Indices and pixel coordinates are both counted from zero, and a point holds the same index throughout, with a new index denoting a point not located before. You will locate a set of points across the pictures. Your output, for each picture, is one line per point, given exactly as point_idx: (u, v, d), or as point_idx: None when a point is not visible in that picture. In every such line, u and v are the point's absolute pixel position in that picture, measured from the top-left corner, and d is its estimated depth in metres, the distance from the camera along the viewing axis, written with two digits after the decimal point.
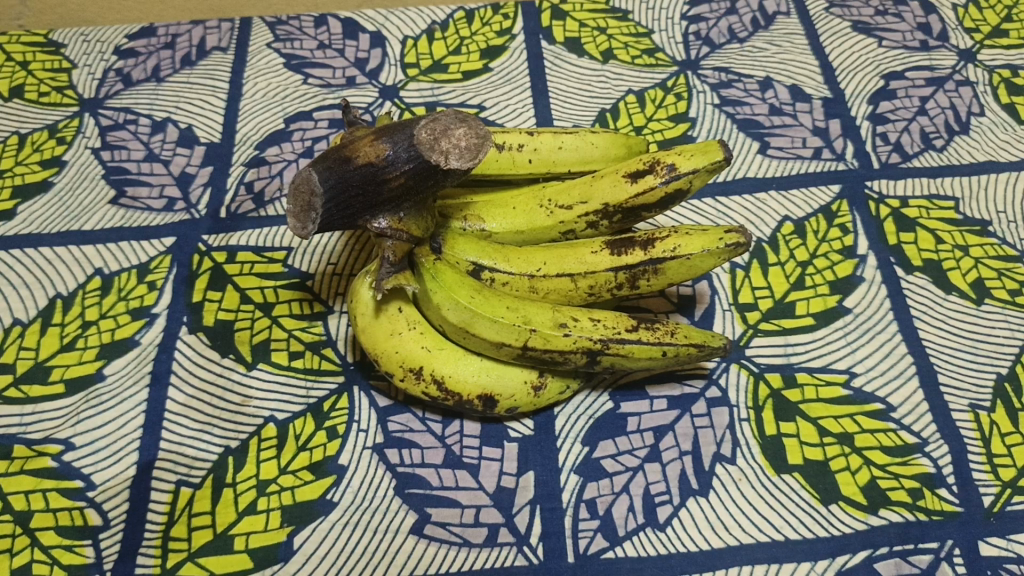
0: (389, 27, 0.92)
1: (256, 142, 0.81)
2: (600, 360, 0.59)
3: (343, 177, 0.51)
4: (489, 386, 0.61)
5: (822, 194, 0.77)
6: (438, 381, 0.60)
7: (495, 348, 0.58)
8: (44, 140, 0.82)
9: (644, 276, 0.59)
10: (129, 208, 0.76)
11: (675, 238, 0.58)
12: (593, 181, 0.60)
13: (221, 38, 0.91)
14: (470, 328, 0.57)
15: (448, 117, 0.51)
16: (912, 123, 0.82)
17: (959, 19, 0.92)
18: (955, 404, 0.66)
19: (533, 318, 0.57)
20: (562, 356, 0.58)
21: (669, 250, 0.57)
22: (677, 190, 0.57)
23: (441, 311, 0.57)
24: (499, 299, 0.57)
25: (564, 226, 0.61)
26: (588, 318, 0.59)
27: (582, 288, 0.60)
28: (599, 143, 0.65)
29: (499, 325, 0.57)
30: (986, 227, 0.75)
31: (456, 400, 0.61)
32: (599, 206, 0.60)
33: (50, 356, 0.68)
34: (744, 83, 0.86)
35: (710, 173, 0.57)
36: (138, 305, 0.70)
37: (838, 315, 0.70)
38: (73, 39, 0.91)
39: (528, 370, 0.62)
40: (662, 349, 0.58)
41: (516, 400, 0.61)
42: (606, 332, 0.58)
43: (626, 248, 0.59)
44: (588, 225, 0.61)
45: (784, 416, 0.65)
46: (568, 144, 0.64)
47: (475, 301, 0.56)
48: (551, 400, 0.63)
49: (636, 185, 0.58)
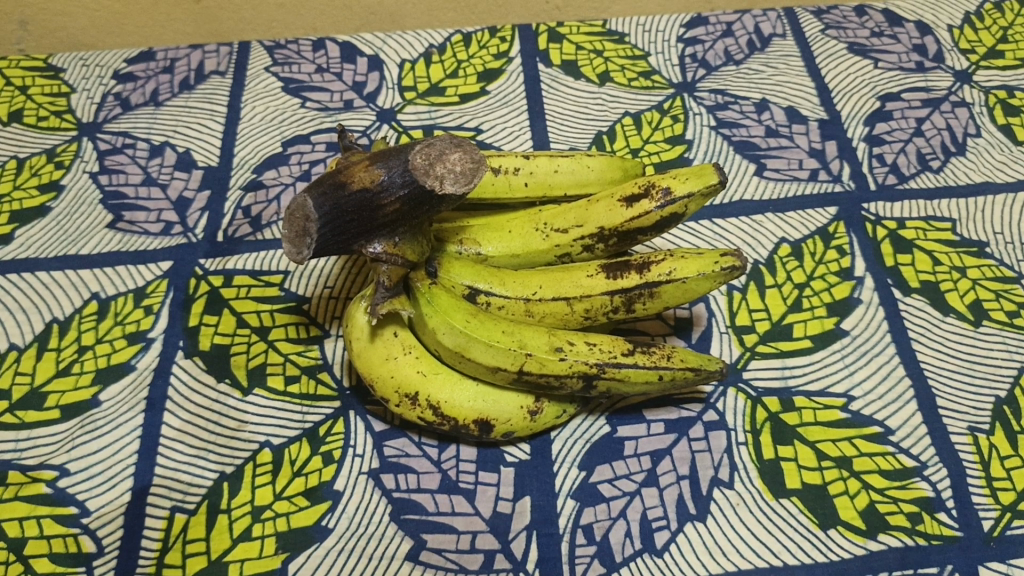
0: (387, 50, 0.92)
1: (254, 165, 0.81)
2: (596, 385, 0.59)
3: (339, 202, 0.51)
4: (484, 411, 0.60)
5: (819, 216, 0.77)
6: (434, 406, 0.60)
7: (491, 372, 0.58)
8: (43, 164, 0.82)
9: (641, 299, 0.59)
10: (127, 232, 0.76)
11: (671, 261, 0.58)
12: (589, 205, 0.60)
13: (220, 62, 0.91)
14: (465, 352, 0.57)
15: (443, 142, 0.52)
16: (909, 145, 0.82)
17: (955, 41, 0.92)
18: (954, 427, 0.65)
19: (528, 342, 0.57)
20: (559, 380, 0.58)
21: (665, 273, 0.57)
22: (672, 213, 0.57)
23: (436, 335, 0.57)
24: (495, 323, 0.57)
25: (560, 249, 0.61)
26: (584, 341, 0.58)
27: (578, 312, 0.60)
28: (595, 166, 0.65)
29: (495, 349, 0.57)
30: (983, 248, 0.75)
31: (452, 424, 0.60)
32: (594, 229, 0.60)
33: (46, 382, 0.67)
34: (740, 105, 0.86)
35: (705, 196, 0.57)
36: (135, 329, 0.70)
37: (836, 338, 0.70)
38: (73, 64, 0.91)
39: (524, 394, 0.61)
40: (658, 373, 0.58)
41: (512, 425, 0.61)
42: (602, 357, 0.58)
43: (622, 271, 0.59)
44: (584, 248, 0.61)
45: (782, 440, 0.65)
46: (564, 167, 0.64)
47: (470, 326, 0.56)
48: (548, 425, 0.63)
49: (631, 209, 0.58)
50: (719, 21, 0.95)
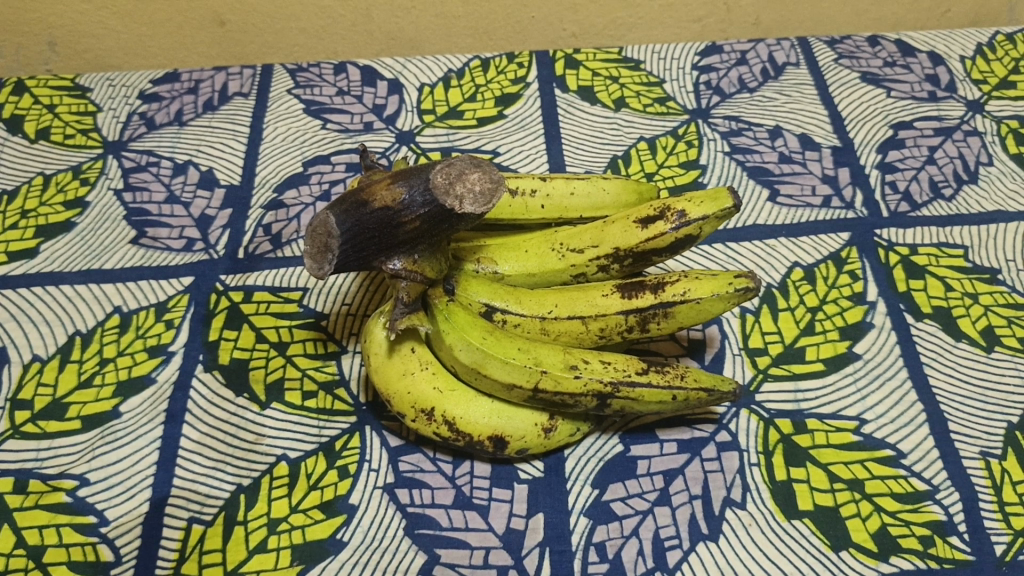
0: (407, 74, 0.94)
1: (275, 185, 0.83)
2: (610, 403, 0.59)
3: (360, 220, 0.52)
4: (499, 428, 0.61)
5: (832, 241, 0.78)
6: (450, 422, 0.60)
7: (507, 389, 0.59)
8: (68, 181, 0.84)
9: (655, 319, 0.60)
10: (150, 248, 0.78)
11: (685, 282, 0.59)
12: (604, 226, 0.61)
13: (243, 84, 0.93)
14: (482, 369, 0.58)
15: (463, 162, 0.53)
16: (921, 172, 0.83)
17: (967, 71, 0.93)
18: (966, 451, 0.65)
19: (544, 360, 0.58)
20: (573, 398, 0.58)
21: (679, 294, 0.58)
22: (686, 235, 0.58)
23: (453, 351, 0.58)
24: (512, 341, 0.58)
25: (575, 269, 0.62)
26: (599, 360, 0.59)
27: (593, 331, 0.61)
28: (611, 189, 0.66)
29: (511, 366, 0.57)
30: (995, 275, 0.75)
31: (466, 440, 0.61)
32: (610, 249, 0.61)
33: (67, 393, 0.69)
34: (754, 132, 0.88)
35: (720, 219, 0.58)
36: (156, 342, 0.71)
37: (848, 361, 0.70)
38: (99, 84, 0.94)
39: (538, 412, 0.62)
40: (672, 392, 0.59)
41: (527, 441, 0.62)
42: (616, 375, 0.58)
43: (637, 291, 0.60)
44: (599, 268, 0.62)
45: (794, 461, 0.65)
46: (580, 189, 0.65)
47: (487, 343, 0.57)
48: (561, 443, 0.64)
49: (647, 230, 0.59)
50: (733, 49, 0.97)
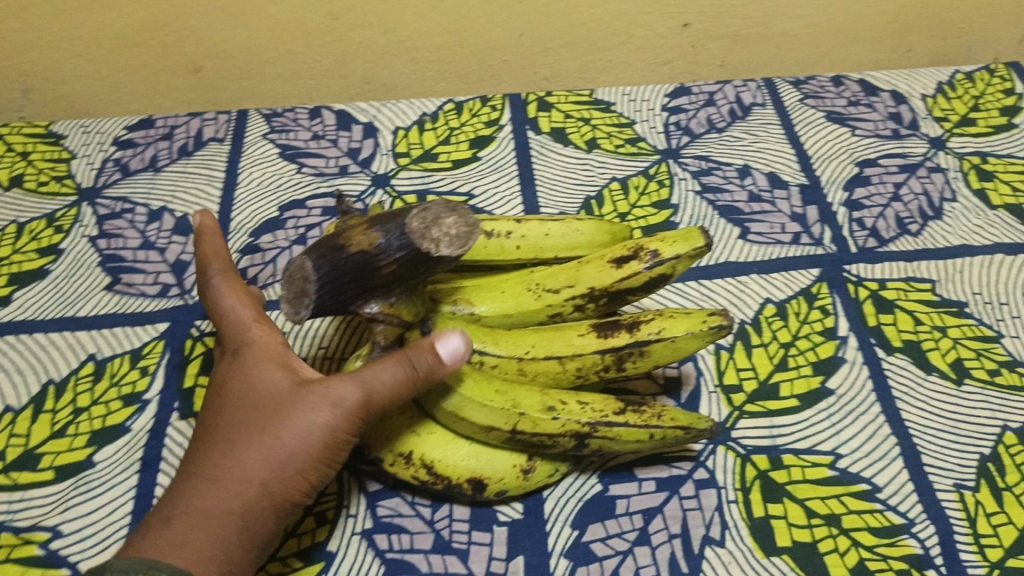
0: (382, 118, 0.95)
1: (251, 229, 0.83)
2: (589, 443, 0.59)
3: (336, 264, 0.53)
4: (476, 470, 0.61)
5: (802, 277, 0.79)
6: (428, 465, 0.60)
7: (484, 432, 0.59)
8: (42, 228, 0.83)
9: (631, 357, 0.60)
10: (125, 294, 0.77)
11: (660, 321, 0.60)
12: (579, 266, 0.62)
13: (218, 129, 0.94)
14: (459, 412, 0.58)
15: (438, 206, 0.53)
16: (887, 209, 0.85)
17: (928, 109, 0.96)
18: (940, 484, 0.66)
19: (522, 402, 0.58)
20: (551, 439, 0.59)
21: (654, 332, 0.59)
22: (660, 274, 0.59)
23: (428, 395, 0.58)
24: (489, 383, 0.59)
25: (552, 309, 0.62)
26: (576, 401, 0.59)
27: (571, 370, 0.61)
28: (585, 230, 0.67)
29: (489, 409, 0.58)
30: (963, 308, 0.77)
31: (445, 484, 0.61)
32: (585, 289, 0.61)
33: (40, 443, 0.68)
34: (723, 171, 0.89)
35: (692, 258, 0.59)
36: (130, 391, 0.71)
37: (822, 397, 0.71)
38: (74, 131, 0.94)
39: (516, 454, 0.62)
40: (649, 431, 0.59)
41: (506, 483, 0.62)
42: (594, 415, 0.59)
43: (613, 330, 0.61)
44: (575, 308, 0.62)
45: (772, 497, 0.65)
46: (555, 230, 0.67)
47: (462, 386, 0.58)
48: (541, 484, 0.64)
49: (621, 270, 0.60)
50: (701, 91, 0.99)
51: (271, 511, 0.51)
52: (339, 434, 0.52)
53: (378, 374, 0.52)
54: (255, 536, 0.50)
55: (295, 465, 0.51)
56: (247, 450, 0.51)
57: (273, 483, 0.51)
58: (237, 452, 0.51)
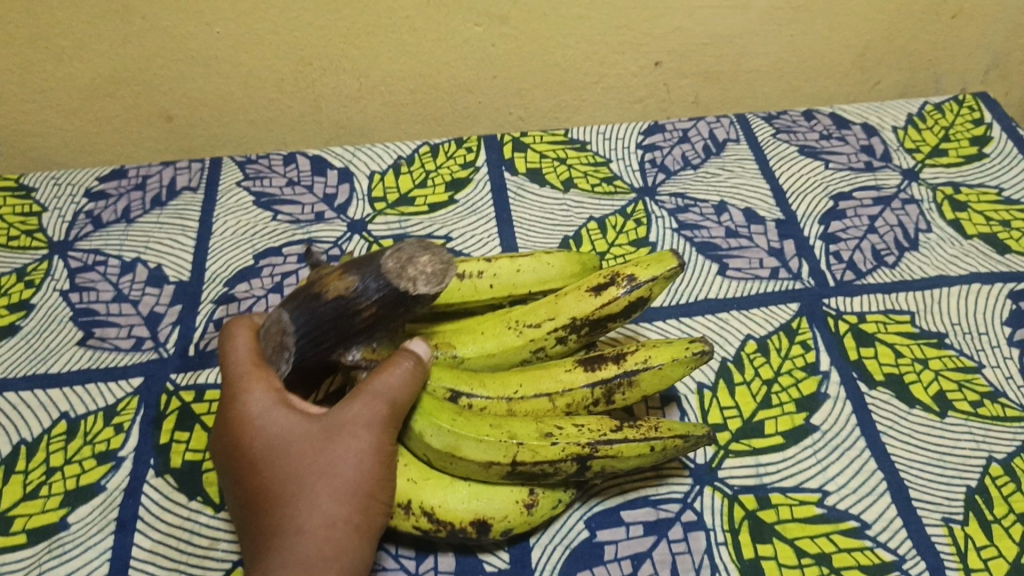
0: (356, 162, 0.95)
1: (226, 278, 0.82)
2: (591, 466, 0.58)
3: (313, 311, 0.54)
4: (479, 511, 0.59)
5: (782, 312, 0.79)
6: (429, 512, 0.59)
7: (484, 468, 0.57)
8: (13, 283, 0.82)
9: (620, 389, 0.60)
10: (97, 349, 0.76)
11: (645, 350, 0.60)
12: (557, 299, 0.62)
13: (191, 178, 0.93)
14: (456, 451, 0.56)
15: (412, 248, 0.54)
16: (864, 242, 0.85)
17: (900, 141, 0.97)
18: (928, 519, 0.66)
19: (517, 432, 0.57)
20: (553, 466, 0.57)
21: (641, 361, 0.60)
22: (638, 298, 0.59)
23: (422, 437, 0.56)
24: (482, 419, 0.57)
25: (534, 344, 0.61)
26: (572, 425, 0.58)
27: (561, 408, 0.61)
28: (555, 263, 0.66)
29: (485, 443, 0.56)
30: (943, 339, 0.77)
31: (449, 530, 0.59)
32: (566, 320, 0.60)
33: (12, 506, 0.66)
34: (699, 208, 0.89)
35: (668, 280, 0.59)
36: (104, 448, 0.69)
37: (806, 433, 0.70)
38: (45, 184, 0.93)
39: (518, 489, 0.61)
40: (650, 444, 0.58)
41: (511, 521, 0.60)
42: (592, 436, 0.57)
43: (599, 363, 0.61)
44: (557, 340, 0.61)
45: (761, 538, 0.64)
46: (526, 266, 0.66)
47: (457, 424, 0.56)
48: (546, 517, 0.62)
49: (600, 297, 0.59)
50: (675, 128, 0.99)
51: (359, 541, 0.52)
52: (388, 449, 0.54)
53: (390, 382, 0.53)
54: (357, 566, 0.52)
55: (364, 491, 0.53)
56: (313, 492, 0.52)
57: (354, 515, 0.52)
58: (302, 499, 0.52)
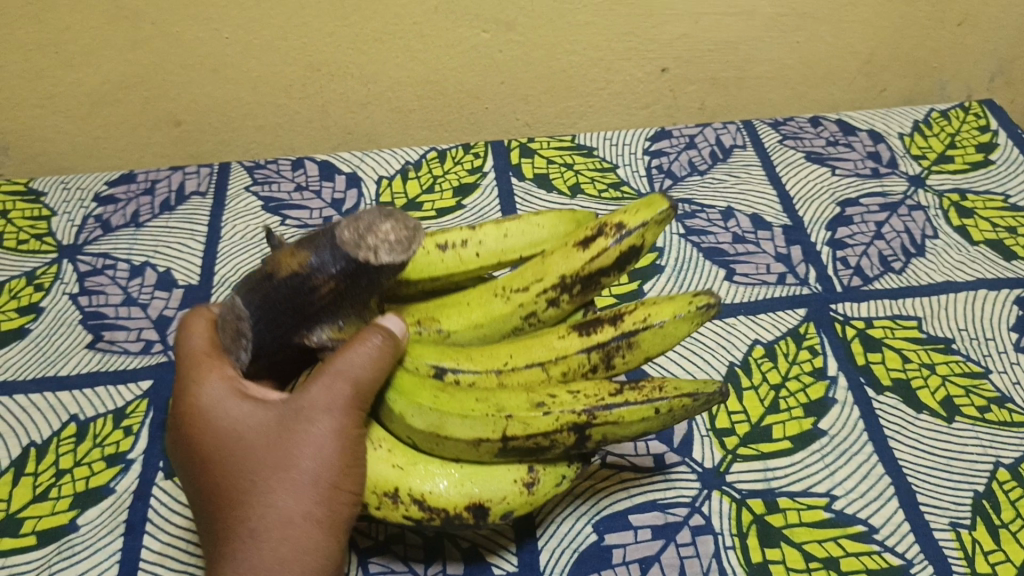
0: (364, 168, 0.95)
1: (234, 282, 0.83)
2: (590, 436, 0.53)
3: (267, 290, 0.52)
4: (474, 494, 0.55)
5: (789, 318, 0.79)
6: (419, 499, 0.54)
7: (473, 448, 0.53)
8: (22, 286, 0.82)
9: (619, 352, 0.55)
10: (107, 352, 0.76)
11: (644, 308, 0.55)
12: (544, 259, 0.57)
13: (200, 183, 0.94)
14: (440, 432, 0.53)
15: (373, 215, 0.51)
16: (871, 247, 0.85)
17: (906, 147, 0.97)
18: (936, 523, 0.66)
19: (506, 405, 0.53)
20: (548, 439, 0.53)
21: (640, 320, 0.54)
22: (631, 247, 0.54)
23: (404, 419, 0.53)
24: (467, 395, 0.54)
25: (523, 310, 0.57)
26: (566, 392, 0.54)
27: (556, 377, 0.56)
28: (545, 223, 0.61)
29: (471, 420, 0.52)
30: (950, 344, 0.77)
31: (443, 518, 0.54)
32: (555, 281, 0.56)
33: (21, 508, 0.66)
34: (706, 214, 0.90)
35: (660, 224, 0.55)
36: (114, 451, 0.69)
37: (814, 438, 0.71)
38: (54, 188, 0.94)
39: (516, 468, 0.56)
40: (654, 407, 0.52)
41: (509, 503, 0.55)
42: (588, 402, 0.52)
43: (594, 326, 0.56)
44: (548, 304, 0.57)
45: (769, 542, 0.64)
46: (514, 230, 0.61)
47: (439, 401, 0.53)
48: (549, 498, 0.57)
49: (588, 251, 0.55)
50: (681, 134, 1.00)
51: (326, 532, 0.51)
52: (353, 432, 0.52)
53: (353, 360, 0.51)
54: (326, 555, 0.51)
55: (327, 480, 0.51)
56: (274, 482, 0.51)
57: (317, 505, 0.51)
58: (262, 494, 0.51)
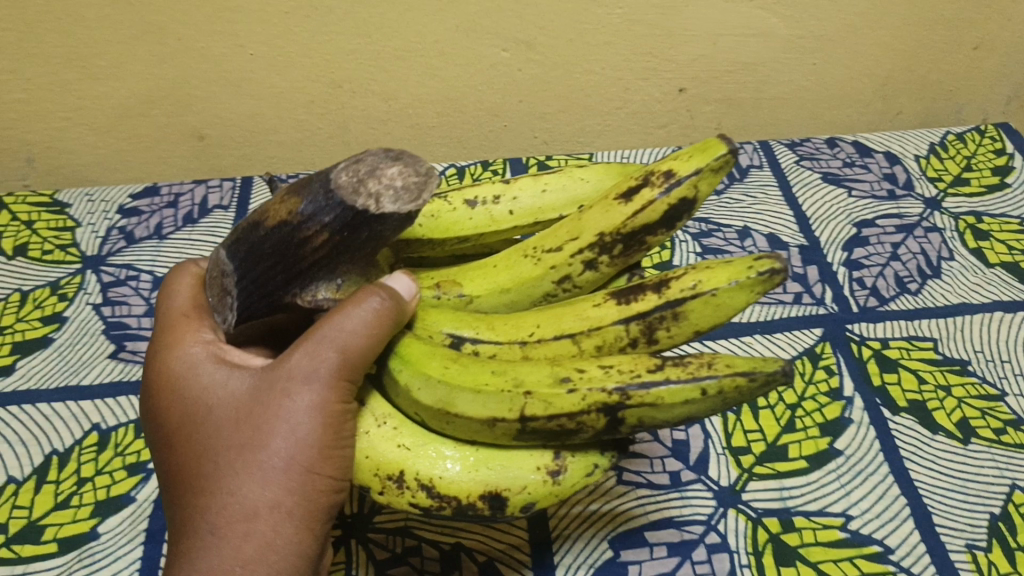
0: None
1: None
2: (624, 418, 0.47)
3: (260, 244, 0.50)
4: (491, 481, 0.50)
5: (805, 337, 0.80)
6: (428, 484, 0.50)
7: (487, 428, 0.49)
8: (46, 296, 0.84)
9: (662, 323, 0.50)
10: (129, 362, 0.77)
11: (694, 273, 0.49)
12: (582, 215, 0.54)
13: (223, 197, 0.95)
14: (450, 408, 0.49)
15: (376, 158, 0.48)
16: (887, 268, 0.86)
17: (922, 169, 0.98)
18: (952, 545, 0.66)
19: (525, 379, 0.48)
20: (574, 421, 0.48)
21: (688, 288, 0.49)
22: (682, 200, 0.50)
23: (411, 393, 0.50)
24: (482, 367, 0.49)
25: (556, 271, 0.54)
26: (598, 366, 0.48)
27: (589, 350, 0.52)
28: (589, 178, 0.59)
29: (482, 396, 0.48)
30: (965, 366, 0.77)
31: (455, 506, 0.50)
32: (593, 238, 0.53)
33: (43, 515, 0.67)
34: (723, 233, 0.90)
35: (717, 173, 0.50)
36: (135, 460, 0.70)
37: (830, 457, 0.71)
38: (79, 200, 0.95)
39: (538, 454, 0.51)
40: (700, 386, 0.46)
41: (531, 493, 0.50)
42: (621, 378, 0.47)
43: (637, 294, 0.51)
44: (584, 265, 0.54)
45: (784, 561, 0.65)
46: (552, 185, 0.59)
47: (448, 373, 0.49)
48: (577, 489, 0.52)
49: (631, 204, 0.52)
50: None
51: (296, 520, 0.49)
52: (333, 410, 0.49)
53: (342, 325, 0.48)
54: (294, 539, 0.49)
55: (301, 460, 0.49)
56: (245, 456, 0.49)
57: (288, 485, 0.48)
58: (235, 465, 0.49)
